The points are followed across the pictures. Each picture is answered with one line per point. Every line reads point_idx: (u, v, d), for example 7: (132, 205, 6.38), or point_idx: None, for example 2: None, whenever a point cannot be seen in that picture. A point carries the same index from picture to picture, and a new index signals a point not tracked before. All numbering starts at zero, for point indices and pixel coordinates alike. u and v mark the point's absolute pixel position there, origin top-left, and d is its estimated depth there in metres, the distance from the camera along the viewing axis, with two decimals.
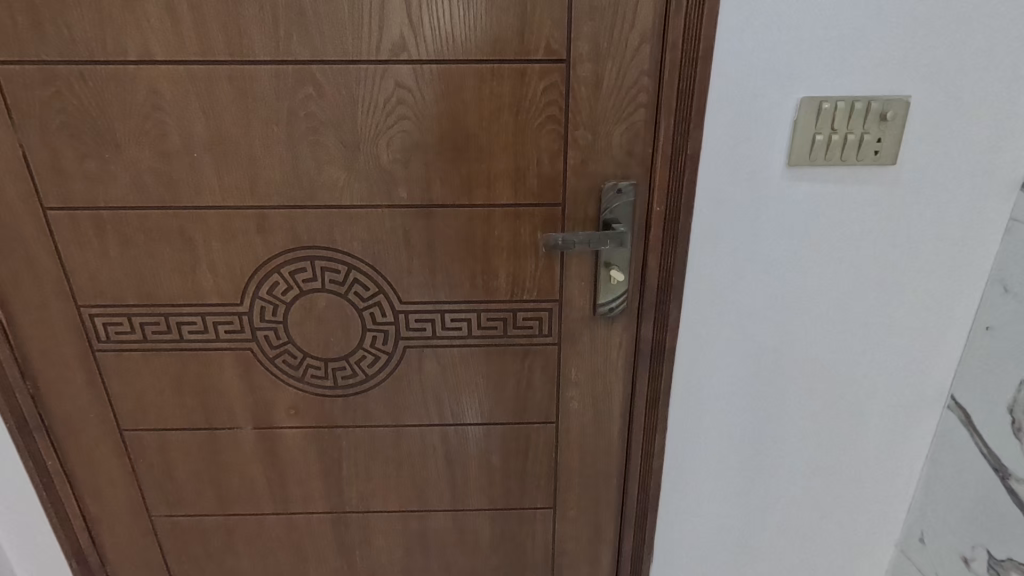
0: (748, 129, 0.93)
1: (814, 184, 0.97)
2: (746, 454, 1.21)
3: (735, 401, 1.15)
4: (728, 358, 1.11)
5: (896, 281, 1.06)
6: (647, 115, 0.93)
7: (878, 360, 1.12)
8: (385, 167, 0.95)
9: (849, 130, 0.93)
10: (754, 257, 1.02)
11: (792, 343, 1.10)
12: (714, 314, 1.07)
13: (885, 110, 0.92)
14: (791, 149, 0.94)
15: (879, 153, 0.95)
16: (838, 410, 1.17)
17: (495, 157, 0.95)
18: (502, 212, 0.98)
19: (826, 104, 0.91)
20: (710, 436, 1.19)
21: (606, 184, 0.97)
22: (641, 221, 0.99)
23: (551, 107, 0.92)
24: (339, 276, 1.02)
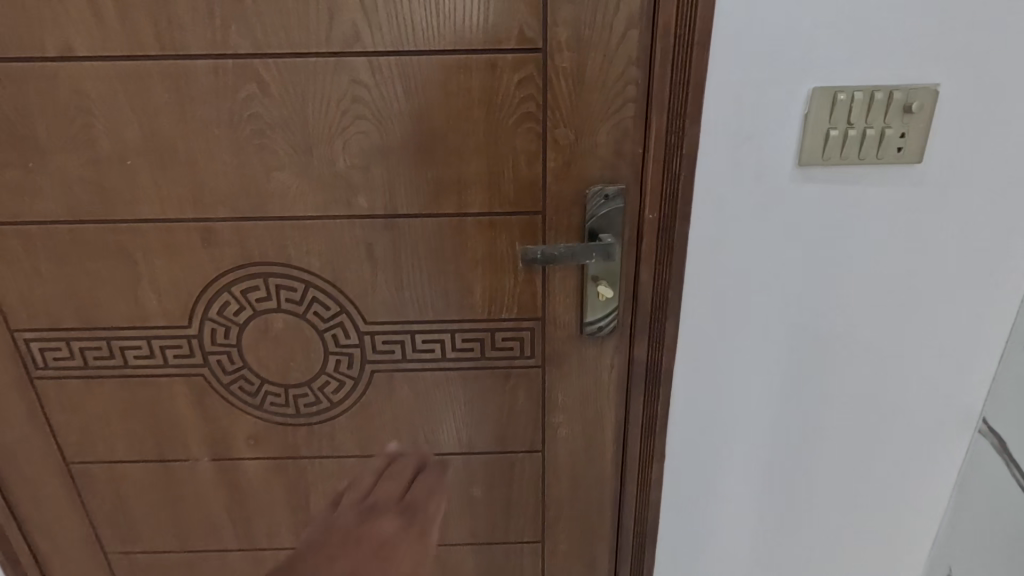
0: (752, 124, 0.82)
1: (828, 185, 0.86)
2: (753, 482, 1.10)
3: (739, 426, 1.04)
4: (732, 378, 1.00)
5: (918, 295, 0.94)
6: (636, 110, 0.82)
7: (897, 380, 1.01)
8: (342, 175, 0.84)
9: (868, 124, 0.81)
10: (759, 267, 0.91)
11: (802, 363, 0.99)
12: (714, 332, 0.96)
13: (911, 100, 0.80)
14: (801, 147, 0.83)
15: (902, 150, 0.83)
16: (853, 436, 1.06)
17: (466, 160, 0.84)
18: (476, 222, 0.88)
19: (841, 95, 0.80)
20: (712, 463, 1.07)
21: (591, 189, 0.86)
22: (631, 229, 0.88)
23: (527, 103, 0.81)
24: (296, 294, 0.92)
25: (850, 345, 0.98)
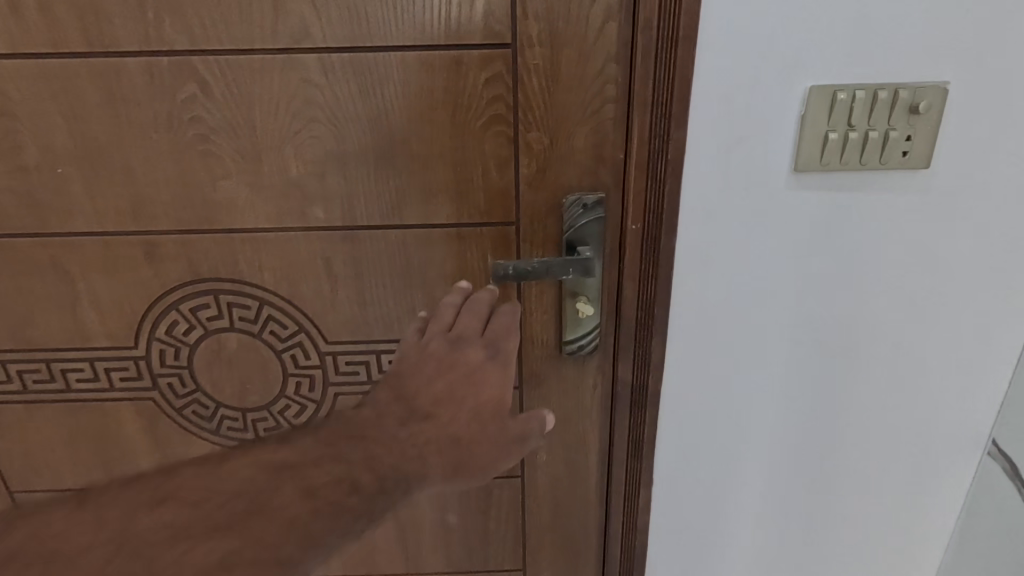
0: (743, 127, 0.74)
1: (827, 192, 0.78)
2: (748, 508, 1.02)
3: (732, 449, 0.97)
4: (723, 399, 0.93)
5: (924, 310, 0.87)
6: (616, 111, 0.75)
7: (902, 400, 0.94)
8: (295, 183, 0.77)
9: (869, 126, 0.74)
10: (751, 281, 0.84)
11: (799, 382, 0.92)
12: (704, 350, 0.88)
13: (917, 100, 0.73)
14: (797, 151, 0.75)
15: (908, 154, 0.76)
16: (854, 459, 0.99)
17: (431, 167, 0.77)
18: (443, 234, 0.81)
19: (841, 94, 0.72)
20: (704, 488, 1.00)
21: (568, 198, 0.79)
22: (613, 241, 0.81)
23: (496, 104, 0.74)
24: (250, 312, 0.85)
25: (850, 363, 0.91)
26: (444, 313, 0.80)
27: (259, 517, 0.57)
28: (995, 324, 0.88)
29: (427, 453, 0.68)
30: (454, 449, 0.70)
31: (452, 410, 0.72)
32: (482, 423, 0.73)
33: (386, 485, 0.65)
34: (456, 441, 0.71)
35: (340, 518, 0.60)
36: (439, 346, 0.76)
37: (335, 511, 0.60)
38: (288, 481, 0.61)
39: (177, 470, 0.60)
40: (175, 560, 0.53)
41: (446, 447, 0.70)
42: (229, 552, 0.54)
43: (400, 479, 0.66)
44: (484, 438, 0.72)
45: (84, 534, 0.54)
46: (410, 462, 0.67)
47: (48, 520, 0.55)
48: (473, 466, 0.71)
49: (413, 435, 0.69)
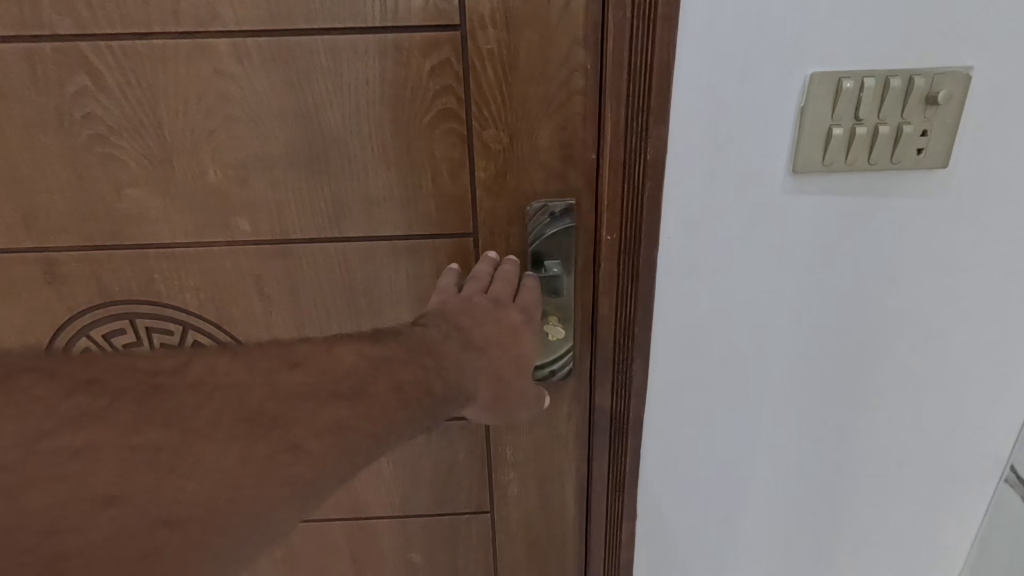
0: (734, 121, 0.64)
1: (830, 196, 0.68)
2: (741, 541, 0.93)
3: (724, 481, 0.87)
4: (713, 428, 0.82)
5: (942, 327, 0.77)
6: (586, 104, 0.64)
7: (915, 426, 0.84)
8: (215, 192, 0.66)
9: (880, 120, 0.64)
10: (746, 297, 0.73)
11: (801, 407, 0.82)
12: (693, 373, 0.78)
13: (936, 89, 0.62)
14: (796, 149, 0.65)
15: (924, 152, 0.65)
16: (858, 489, 0.89)
17: (372, 172, 0.66)
18: (391, 248, 0.70)
19: (847, 83, 0.62)
20: (693, 523, 0.90)
21: (532, 206, 0.68)
22: (585, 254, 0.71)
23: (444, 96, 0.63)
24: (173, 338, 0.74)
25: (856, 387, 0.81)
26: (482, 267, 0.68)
27: (359, 407, 0.52)
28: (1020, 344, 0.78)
29: (479, 380, 0.62)
30: (494, 384, 0.64)
31: (505, 345, 0.64)
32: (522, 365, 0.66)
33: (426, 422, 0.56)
34: (499, 377, 0.64)
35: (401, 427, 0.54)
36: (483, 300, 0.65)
37: (401, 426, 0.54)
38: (382, 374, 0.55)
39: (290, 346, 0.53)
40: (305, 419, 0.49)
41: (494, 379, 0.63)
42: (340, 431, 0.50)
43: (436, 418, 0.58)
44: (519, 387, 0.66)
45: (242, 372, 0.49)
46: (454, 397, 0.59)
47: (198, 370, 0.48)
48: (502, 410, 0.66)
49: (470, 362, 0.61)
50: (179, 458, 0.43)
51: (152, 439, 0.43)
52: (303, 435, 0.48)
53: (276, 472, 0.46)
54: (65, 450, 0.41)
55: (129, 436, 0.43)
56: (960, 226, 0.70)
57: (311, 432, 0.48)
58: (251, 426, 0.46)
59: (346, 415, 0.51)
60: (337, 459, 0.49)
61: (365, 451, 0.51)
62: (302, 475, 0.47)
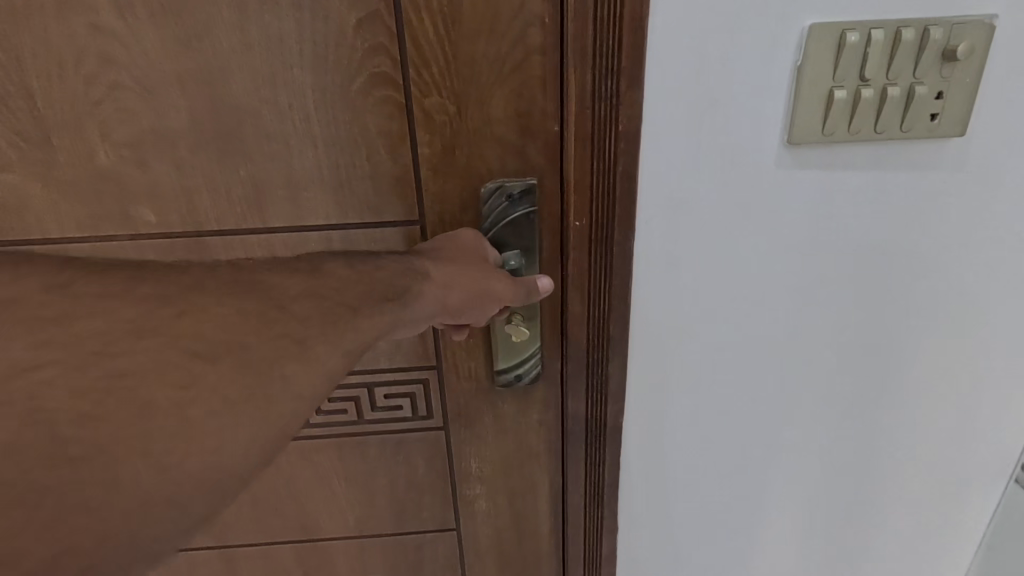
0: (719, 84, 0.54)
1: (831, 170, 0.59)
2: (735, 556, 0.84)
3: (714, 493, 0.78)
4: (701, 434, 0.73)
5: (957, 323, 0.67)
6: (546, 66, 0.53)
7: (926, 433, 0.75)
8: (108, 176, 0.55)
9: (888, 80, 0.55)
10: (734, 289, 0.64)
11: (798, 414, 0.73)
12: (676, 376, 0.69)
13: (953, 44, 0.53)
14: (792, 117, 0.56)
15: (938, 118, 0.56)
16: (865, 499, 0.80)
17: (295, 150, 0.55)
18: (324, 239, 0.60)
19: (852, 35, 0.53)
20: (681, 537, 0.81)
21: (488, 186, 0.58)
22: (551, 244, 0.61)
23: (376, 57, 0.52)
24: None
25: (861, 388, 0.71)
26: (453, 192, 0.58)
27: (320, 278, 0.45)
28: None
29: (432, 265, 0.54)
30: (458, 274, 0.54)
31: (461, 238, 0.57)
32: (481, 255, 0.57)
33: (391, 299, 0.48)
34: (460, 271, 0.55)
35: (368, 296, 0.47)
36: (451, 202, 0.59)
37: (369, 296, 0.47)
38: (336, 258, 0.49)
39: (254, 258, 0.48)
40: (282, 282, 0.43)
41: (453, 269, 0.54)
42: (319, 294, 0.44)
43: (402, 302, 0.49)
44: (481, 270, 0.56)
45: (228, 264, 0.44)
46: (405, 281, 0.51)
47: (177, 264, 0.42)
48: (477, 308, 0.56)
49: (425, 257, 0.55)
50: (194, 298, 0.38)
51: (158, 290, 0.38)
52: (286, 295, 0.42)
53: (275, 326, 0.40)
54: (118, 311, 0.36)
55: (135, 288, 0.38)
56: (979, 206, 0.61)
57: (290, 294, 0.43)
58: (233, 284, 0.41)
59: (311, 282, 0.45)
60: (327, 322, 0.43)
61: (336, 316, 0.43)
62: (302, 329, 0.41)
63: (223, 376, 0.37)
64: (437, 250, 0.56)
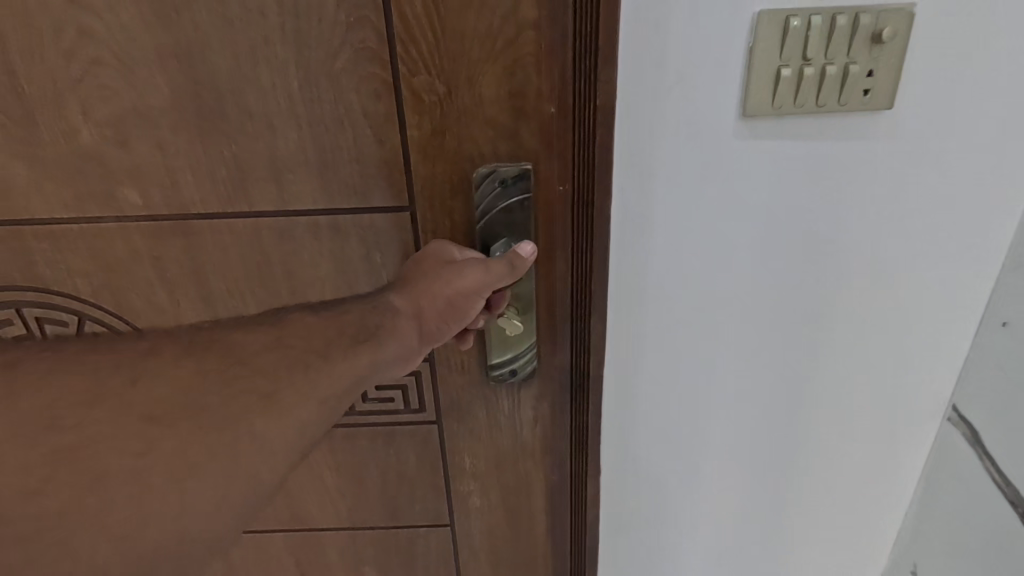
0: (681, 63, 0.57)
1: (789, 143, 0.61)
2: (711, 524, 0.85)
3: (684, 459, 0.80)
4: (671, 400, 0.75)
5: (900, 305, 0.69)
6: (541, 42, 0.50)
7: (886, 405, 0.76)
8: (91, 157, 0.54)
9: (827, 59, 0.57)
10: (691, 263, 0.66)
11: (749, 389, 0.75)
12: (631, 352, 0.71)
13: (880, 27, 0.56)
14: (746, 91, 0.58)
15: (869, 96, 0.58)
16: (834, 468, 0.81)
17: (281, 130, 0.53)
18: (312, 224, 0.58)
19: (795, 20, 0.55)
20: (656, 501, 0.84)
21: (480, 171, 0.55)
22: (547, 233, 0.58)
23: (360, 31, 0.49)
24: (69, 330, 0.64)
25: (826, 356, 0.73)
26: (444, 177, 0.55)
27: (286, 330, 0.45)
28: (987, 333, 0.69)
29: (396, 299, 0.52)
30: (426, 296, 0.52)
31: (425, 255, 0.55)
32: (440, 262, 0.54)
33: (362, 341, 0.47)
34: (432, 295, 0.52)
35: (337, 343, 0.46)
36: (438, 201, 0.56)
37: (339, 341, 0.46)
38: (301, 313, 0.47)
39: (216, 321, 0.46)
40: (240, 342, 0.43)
41: (420, 293, 0.52)
42: (282, 344, 0.44)
43: (376, 341, 0.48)
44: (443, 275, 0.53)
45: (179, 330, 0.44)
46: (376, 318, 0.49)
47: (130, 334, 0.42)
48: (455, 318, 0.54)
49: (395, 289, 0.53)
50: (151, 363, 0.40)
51: (114, 358, 0.40)
52: (248, 351, 0.43)
53: (238, 383, 0.41)
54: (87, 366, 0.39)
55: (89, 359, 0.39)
56: (923, 181, 0.63)
57: (253, 349, 0.43)
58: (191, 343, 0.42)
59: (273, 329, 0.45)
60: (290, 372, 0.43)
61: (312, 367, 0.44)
62: (268, 383, 0.42)
63: (180, 441, 0.38)
64: (403, 278, 0.54)
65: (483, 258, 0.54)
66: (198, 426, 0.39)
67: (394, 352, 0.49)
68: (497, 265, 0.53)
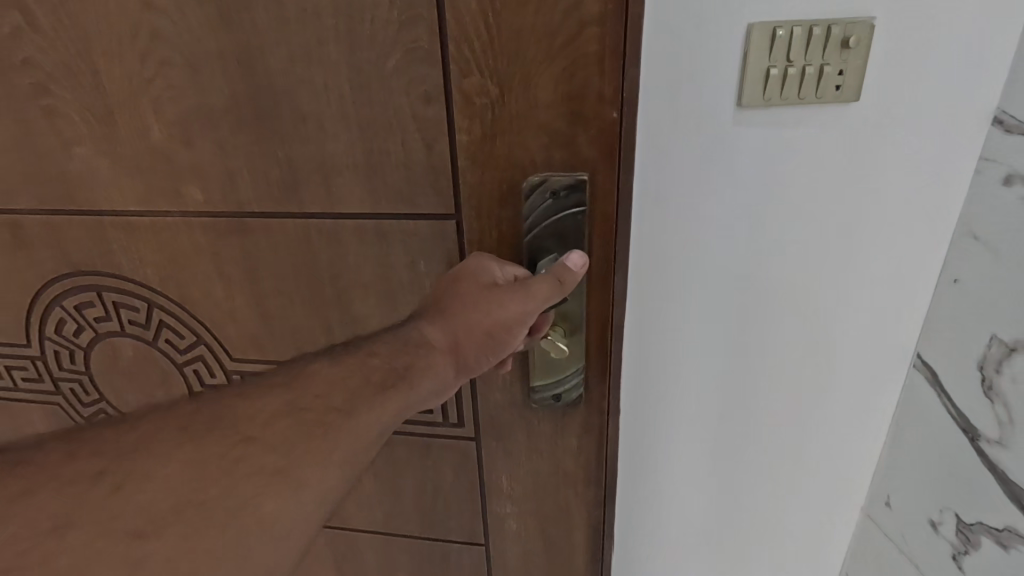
0: (692, 63, 0.60)
1: (777, 132, 0.63)
2: (706, 504, 0.85)
3: (681, 440, 0.80)
4: (670, 383, 0.76)
5: (875, 280, 0.71)
6: (605, 40, 0.45)
7: (856, 380, 0.78)
8: (160, 153, 0.57)
9: (805, 61, 0.60)
10: (695, 245, 0.68)
11: (719, 362, 0.75)
12: (635, 333, 0.72)
13: (849, 33, 0.59)
14: (741, 88, 0.61)
15: (841, 93, 0.61)
16: (814, 444, 0.82)
17: (332, 132, 0.52)
18: (357, 228, 0.57)
19: (781, 30, 0.59)
20: (658, 486, 0.83)
21: (531, 181, 0.51)
22: (601, 250, 0.52)
23: (413, 31, 0.47)
24: (140, 316, 0.68)
25: (805, 332, 0.74)
26: (493, 185, 0.52)
27: (296, 386, 0.42)
28: (941, 293, 0.71)
29: (427, 329, 0.49)
30: (462, 325, 0.49)
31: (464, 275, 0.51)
32: (481, 283, 0.50)
33: (392, 385, 0.44)
34: (467, 326, 0.49)
35: (358, 393, 0.43)
36: (486, 211, 0.53)
37: (365, 387, 0.43)
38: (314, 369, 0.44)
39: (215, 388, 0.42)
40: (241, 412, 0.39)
41: (455, 323, 0.49)
42: (292, 410, 0.40)
43: (406, 382, 0.45)
44: (482, 306, 0.49)
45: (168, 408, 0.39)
46: (405, 357, 0.47)
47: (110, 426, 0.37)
48: (493, 348, 0.50)
49: (429, 317, 0.50)
50: (135, 464, 0.35)
51: (92, 463, 0.34)
52: (253, 424, 0.39)
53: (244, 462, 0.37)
54: (63, 459, 0.34)
55: (63, 467, 0.34)
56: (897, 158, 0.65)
57: (261, 418, 0.39)
58: (185, 424, 0.37)
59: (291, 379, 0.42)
60: (302, 440, 0.39)
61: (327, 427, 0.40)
62: (279, 457, 0.38)
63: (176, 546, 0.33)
64: (436, 304, 0.51)
65: (525, 284, 0.49)
66: (201, 522, 0.34)
67: (427, 386, 0.47)
68: (542, 286, 0.49)
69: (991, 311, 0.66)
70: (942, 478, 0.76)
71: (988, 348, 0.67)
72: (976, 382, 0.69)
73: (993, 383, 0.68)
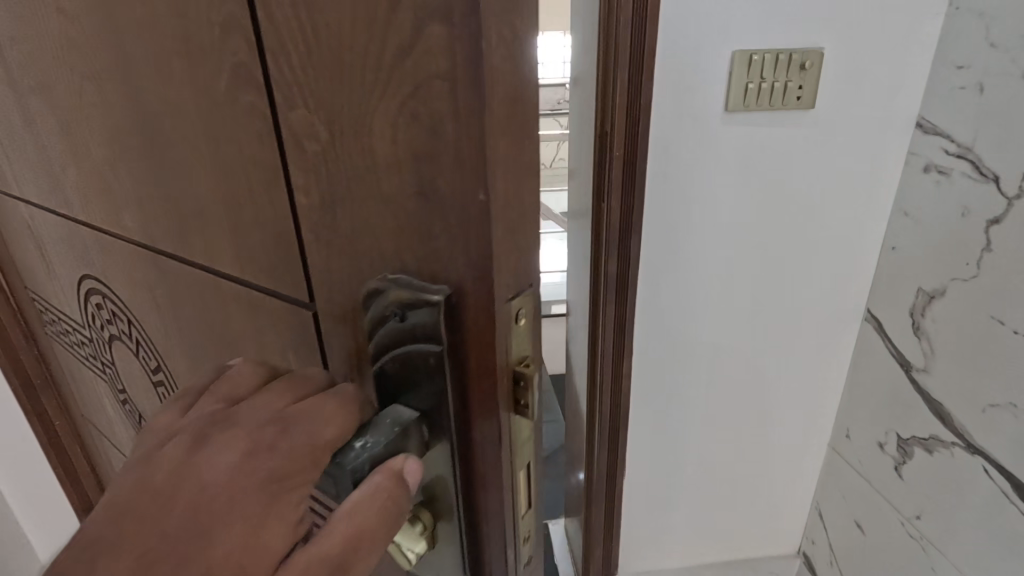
0: (692, 78, 0.91)
1: (745, 126, 0.94)
2: (683, 396, 1.19)
3: (671, 333, 1.12)
4: (658, 295, 1.07)
5: (807, 231, 1.04)
6: (457, 51, 0.23)
7: (795, 302, 1.11)
8: (98, 171, 0.52)
9: (773, 78, 0.91)
10: (684, 202, 0.99)
11: (699, 290, 1.08)
12: (650, 264, 1.04)
13: (805, 60, 0.90)
14: (728, 93, 0.91)
15: (800, 100, 0.93)
16: (759, 345, 1.15)
17: (193, 172, 0.40)
18: (232, 291, 0.44)
19: (756, 55, 0.89)
20: (659, 386, 1.17)
21: (371, 288, 0.31)
22: (482, 409, 0.31)
23: (234, 41, 0.31)
24: (127, 326, 0.68)
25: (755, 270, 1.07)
26: (340, 272, 0.33)
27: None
28: (888, 257, 1.06)
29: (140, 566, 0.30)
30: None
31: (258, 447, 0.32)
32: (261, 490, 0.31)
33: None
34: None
35: None
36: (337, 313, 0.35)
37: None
38: None
39: None
40: None
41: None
42: None
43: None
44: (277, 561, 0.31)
45: None
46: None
47: None
48: None
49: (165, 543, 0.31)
50: None
51: None
52: None
53: None
54: None
55: None
56: (818, 147, 0.97)
57: None
58: None
59: None
60: None
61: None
62: None
63: None
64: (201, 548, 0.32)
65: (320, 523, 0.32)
66: None
67: None
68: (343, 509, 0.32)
69: (919, 267, 0.99)
70: (881, 411, 1.13)
71: (918, 297, 1.00)
72: (909, 325, 1.03)
73: (920, 326, 1.00)
